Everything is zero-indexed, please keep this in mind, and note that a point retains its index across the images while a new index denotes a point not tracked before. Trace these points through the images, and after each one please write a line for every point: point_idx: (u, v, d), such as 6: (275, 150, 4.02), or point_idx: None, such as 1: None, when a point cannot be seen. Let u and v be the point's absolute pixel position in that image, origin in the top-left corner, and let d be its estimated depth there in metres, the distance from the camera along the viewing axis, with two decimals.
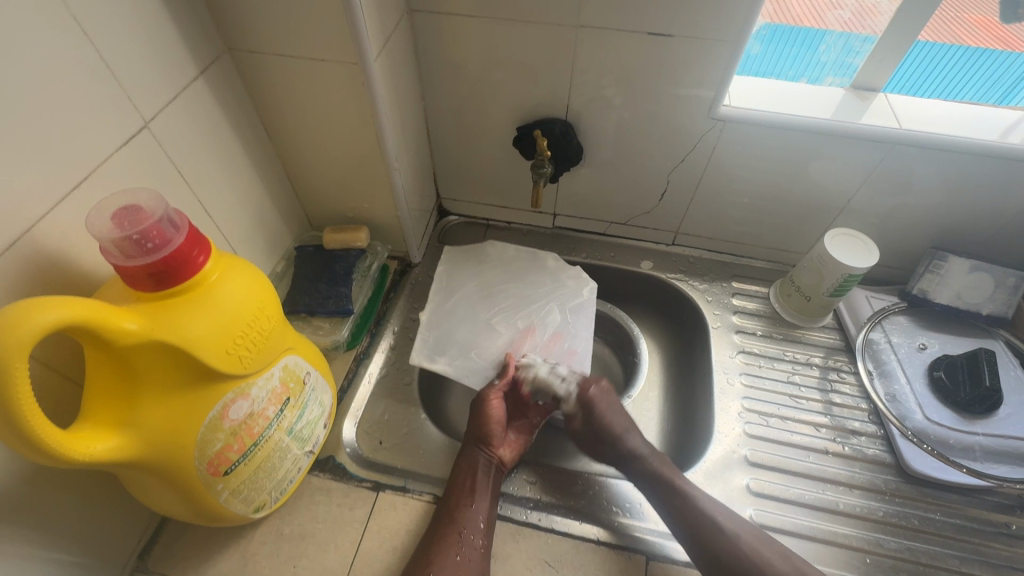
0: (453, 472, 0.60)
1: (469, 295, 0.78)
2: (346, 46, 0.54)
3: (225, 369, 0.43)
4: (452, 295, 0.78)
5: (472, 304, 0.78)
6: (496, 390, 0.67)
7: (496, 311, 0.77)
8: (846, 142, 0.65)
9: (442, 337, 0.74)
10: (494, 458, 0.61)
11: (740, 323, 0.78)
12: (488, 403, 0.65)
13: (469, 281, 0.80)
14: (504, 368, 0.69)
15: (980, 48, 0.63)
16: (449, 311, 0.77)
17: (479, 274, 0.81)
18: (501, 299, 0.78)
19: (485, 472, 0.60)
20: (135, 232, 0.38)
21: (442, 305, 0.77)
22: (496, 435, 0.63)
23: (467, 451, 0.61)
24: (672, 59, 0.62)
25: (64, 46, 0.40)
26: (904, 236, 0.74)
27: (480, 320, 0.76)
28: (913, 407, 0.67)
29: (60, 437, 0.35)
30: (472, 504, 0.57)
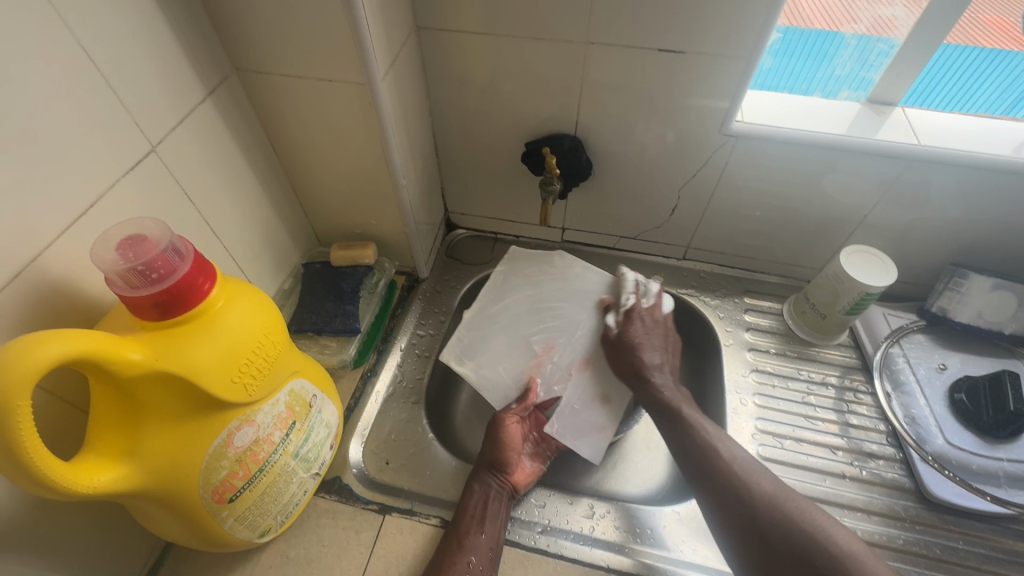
0: (463, 496, 0.59)
1: (517, 305, 0.74)
2: (353, 66, 0.53)
3: (231, 397, 0.42)
4: (501, 299, 0.74)
5: (513, 316, 0.73)
6: (513, 412, 0.65)
7: (537, 328, 0.71)
8: (863, 158, 0.64)
9: (474, 342, 0.71)
10: (505, 483, 0.60)
11: (753, 340, 0.77)
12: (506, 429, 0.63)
13: (522, 290, 0.75)
14: (527, 392, 0.66)
15: (994, 48, 0.61)
16: (492, 316, 0.73)
17: (537, 285, 0.75)
18: (547, 318, 0.72)
19: (496, 497, 0.59)
20: (140, 263, 0.38)
21: (488, 307, 0.74)
22: (513, 462, 0.61)
23: (480, 475, 0.60)
24: (683, 74, 0.61)
25: (72, 74, 0.40)
26: (923, 253, 0.73)
27: (519, 334, 0.71)
28: (934, 431, 0.65)
29: (63, 471, 0.35)
30: (481, 532, 0.55)
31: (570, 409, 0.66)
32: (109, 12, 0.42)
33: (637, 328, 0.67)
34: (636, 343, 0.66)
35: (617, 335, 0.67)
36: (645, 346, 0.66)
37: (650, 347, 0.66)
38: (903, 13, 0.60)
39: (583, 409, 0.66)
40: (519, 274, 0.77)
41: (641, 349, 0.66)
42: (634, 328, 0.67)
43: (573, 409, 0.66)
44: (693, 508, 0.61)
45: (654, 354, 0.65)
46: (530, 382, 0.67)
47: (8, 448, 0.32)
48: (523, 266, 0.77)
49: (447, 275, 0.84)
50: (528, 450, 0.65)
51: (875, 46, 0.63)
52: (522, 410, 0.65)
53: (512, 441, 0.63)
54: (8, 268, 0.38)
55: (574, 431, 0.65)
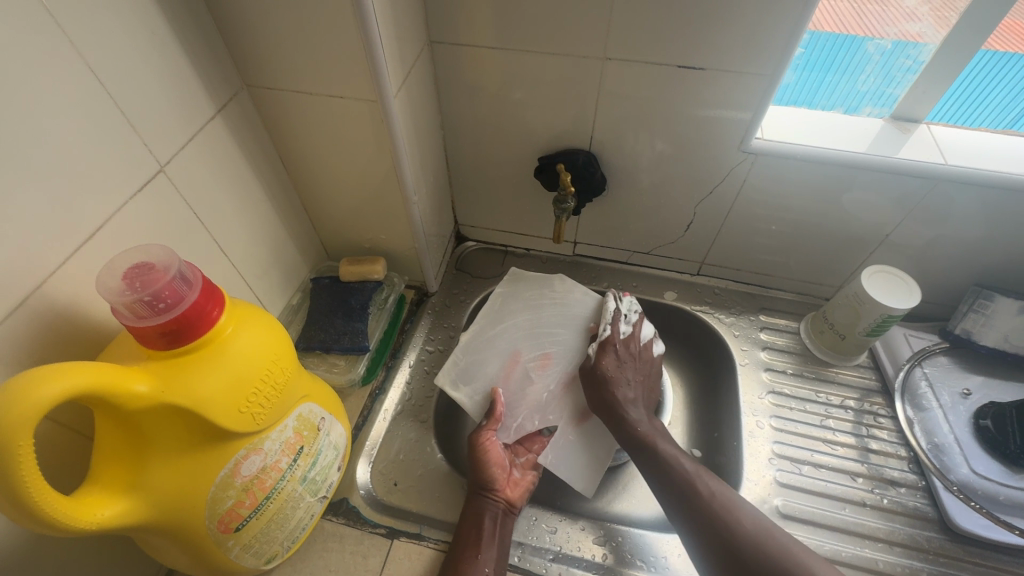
0: (461, 519, 0.57)
1: (517, 328, 0.72)
2: (364, 84, 0.52)
3: (237, 428, 0.41)
4: (498, 324, 0.72)
5: (512, 343, 0.70)
6: (484, 433, 0.63)
7: (538, 350, 0.70)
8: (886, 177, 0.62)
9: (470, 367, 0.69)
10: (500, 502, 0.59)
11: (769, 360, 0.75)
12: (480, 448, 0.62)
13: (521, 313, 0.73)
14: (493, 407, 0.64)
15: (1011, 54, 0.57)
16: (491, 338, 0.71)
17: (537, 308, 0.74)
18: (549, 342, 0.70)
19: (494, 519, 0.57)
20: (147, 293, 0.37)
21: (485, 330, 0.72)
22: (498, 478, 0.60)
23: (472, 497, 0.59)
24: (702, 91, 0.59)
25: (80, 96, 0.39)
26: (947, 273, 0.71)
27: (518, 355, 0.70)
28: (959, 459, 0.63)
29: (66, 508, 0.34)
30: (480, 555, 0.54)
31: (564, 440, 0.65)
32: (119, 32, 0.41)
33: (610, 361, 0.64)
34: (609, 378, 0.63)
35: (592, 365, 0.65)
36: (621, 383, 0.63)
37: (625, 382, 0.63)
38: (930, 29, 0.58)
39: (579, 440, 0.66)
40: (523, 296, 0.75)
41: (614, 385, 0.63)
42: (608, 362, 0.64)
43: (567, 441, 0.65)
44: None
45: (629, 389, 0.63)
46: (494, 394, 0.65)
47: (11, 489, 0.31)
48: (530, 283, 0.76)
49: (457, 288, 0.83)
50: (517, 462, 0.64)
51: (900, 63, 0.60)
52: (494, 425, 0.63)
53: (493, 455, 0.61)
54: (14, 296, 0.37)
55: (569, 461, 0.65)
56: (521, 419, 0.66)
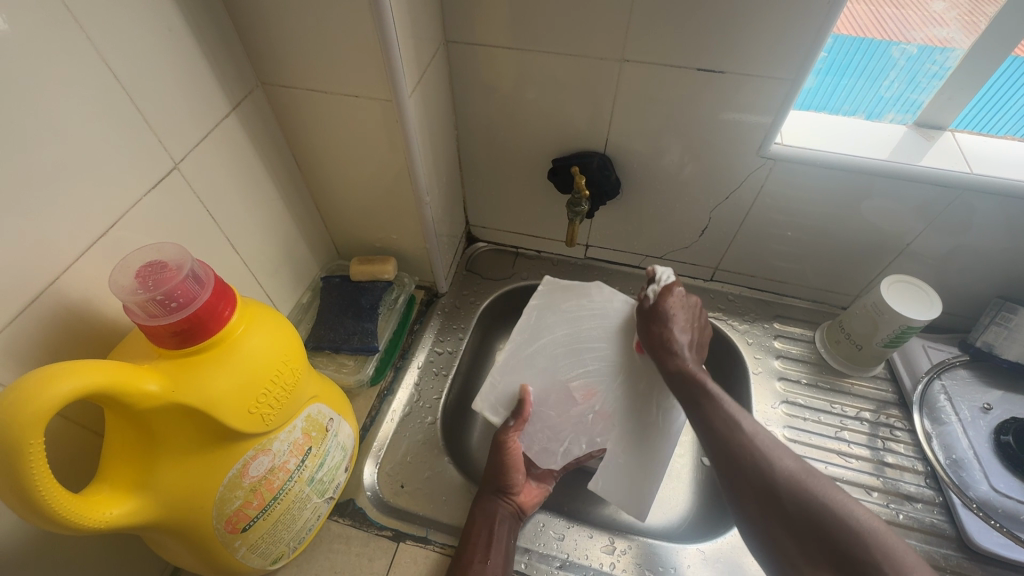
0: (469, 521, 0.57)
1: (556, 346, 0.68)
2: (380, 83, 0.52)
3: (246, 428, 0.41)
4: (536, 340, 0.68)
5: (550, 354, 0.67)
6: (512, 432, 0.61)
7: (579, 372, 0.66)
8: (908, 185, 0.60)
9: (508, 389, 0.65)
10: (511, 504, 0.59)
11: (783, 368, 0.74)
12: (506, 448, 0.61)
13: (559, 328, 0.69)
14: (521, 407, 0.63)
15: None
16: (529, 357, 0.67)
17: (575, 321, 0.70)
18: (590, 362, 0.67)
19: (505, 524, 0.57)
20: (160, 292, 0.36)
21: (523, 346, 0.68)
22: (518, 483, 0.59)
23: (483, 499, 0.58)
24: (720, 95, 0.58)
25: (96, 93, 0.39)
26: (968, 284, 0.69)
27: (558, 378, 0.66)
28: (978, 476, 0.62)
29: (75, 507, 0.33)
30: (488, 560, 0.54)
31: (615, 463, 0.61)
32: (135, 28, 0.41)
33: (676, 305, 0.63)
34: (671, 317, 0.62)
35: (650, 306, 0.64)
36: (678, 323, 0.62)
37: (682, 325, 0.62)
38: (959, 35, 0.56)
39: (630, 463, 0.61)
40: (561, 307, 0.71)
41: (673, 323, 0.62)
42: (670, 301, 0.63)
43: (618, 463, 0.61)
44: (718, 547, 0.58)
45: (687, 334, 0.62)
46: (523, 393, 0.64)
47: (21, 486, 0.30)
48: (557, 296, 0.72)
49: (467, 289, 0.82)
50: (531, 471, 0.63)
51: (926, 68, 0.59)
52: (520, 426, 0.62)
53: (518, 459, 0.60)
54: (25, 293, 0.37)
55: (620, 485, 0.60)
56: (568, 443, 0.63)
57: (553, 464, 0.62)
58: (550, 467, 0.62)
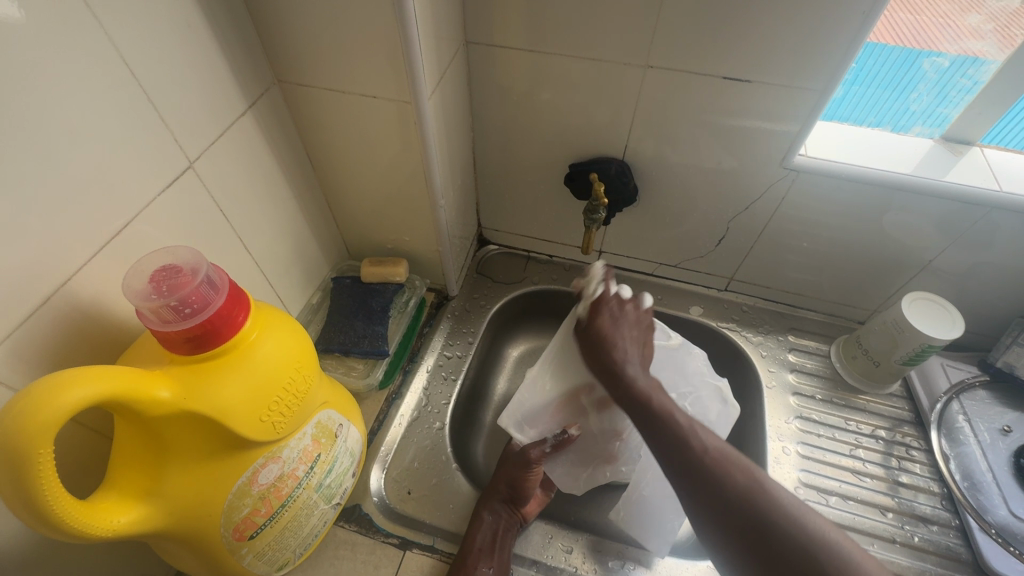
0: (472, 524, 0.56)
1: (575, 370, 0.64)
2: (399, 85, 0.51)
3: (257, 437, 0.40)
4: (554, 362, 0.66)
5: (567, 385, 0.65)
6: (540, 449, 0.62)
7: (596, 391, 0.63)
8: (932, 201, 0.59)
9: (533, 408, 0.66)
10: (516, 514, 0.58)
11: (797, 383, 0.73)
12: (530, 467, 0.60)
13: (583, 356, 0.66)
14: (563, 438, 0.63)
15: None
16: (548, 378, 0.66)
17: None
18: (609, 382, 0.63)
19: (507, 529, 0.57)
20: (174, 298, 0.35)
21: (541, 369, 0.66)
22: (527, 492, 0.59)
23: (491, 504, 0.57)
24: (746, 103, 0.57)
25: (111, 89, 0.38)
26: (989, 302, 0.68)
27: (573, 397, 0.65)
28: (997, 500, 0.60)
29: (83, 516, 0.33)
30: (490, 567, 0.53)
31: (639, 496, 0.61)
32: (151, 21, 0.39)
33: (608, 322, 0.55)
34: (608, 337, 0.54)
35: (584, 326, 0.56)
36: (621, 339, 0.54)
37: (623, 341, 0.54)
38: (994, 48, 0.55)
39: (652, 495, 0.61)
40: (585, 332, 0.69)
41: (611, 345, 0.53)
42: (604, 322, 0.55)
43: (641, 497, 0.61)
44: None
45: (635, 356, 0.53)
46: (567, 435, 0.63)
47: (29, 495, 0.30)
48: None
49: (477, 293, 0.81)
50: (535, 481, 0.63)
51: (957, 81, 0.58)
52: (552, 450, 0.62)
53: (536, 479, 0.60)
54: (36, 295, 0.36)
55: (641, 522, 0.59)
56: (593, 469, 0.65)
57: (574, 487, 0.65)
58: (568, 489, 0.65)
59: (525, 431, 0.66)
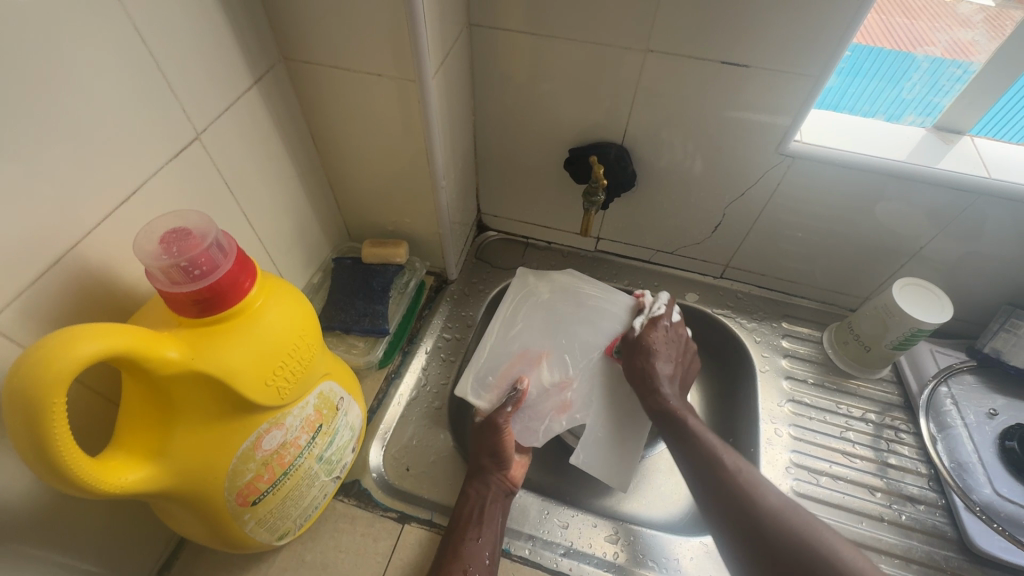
0: (461, 499, 0.57)
1: (533, 328, 0.71)
2: (403, 63, 0.52)
3: (263, 401, 0.41)
4: (512, 326, 0.72)
5: (526, 341, 0.70)
6: (505, 415, 0.62)
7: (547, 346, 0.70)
8: (924, 188, 0.60)
9: (486, 373, 0.67)
10: (503, 481, 0.59)
11: (790, 368, 0.74)
12: (500, 430, 0.61)
13: (535, 315, 0.73)
14: (518, 395, 0.64)
15: None
16: (512, 337, 0.71)
17: (550, 306, 0.74)
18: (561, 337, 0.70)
19: (495, 498, 0.57)
20: (183, 259, 0.36)
21: (505, 332, 0.71)
22: (508, 458, 0.60)
23: (476, 478, 0.58)
24: (744, 88, 0.58)
25: (122, 58, 0.38)
26: (977, 290, 0.69)
27: (524, 355, 0.69)
28: (982, 480, 0.62)
29: (93, 471, 0.33)
30: (479, 539, 0.53)
31: (594, 439, 0.65)
32: None
33: (657, 336, 0.66)
34: (652, 348, 0.64)
35: (635, 337, 0.66)
36: (662, 356, 0.64)
37: (665, 357, 0.64)
38: (984, 37, 0.56)
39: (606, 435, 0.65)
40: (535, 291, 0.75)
41: (655, 356, 0.64)
42: (653, 337, 0.65)
43: (596, 438, 0.65)
44: None
45: (666, 365, 0.64)
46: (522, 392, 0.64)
47: (42, 446, 0.30)
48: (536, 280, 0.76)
49: (476, 277, 0.82)
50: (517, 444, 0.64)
51: (949, 71, 0.59)
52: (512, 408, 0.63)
53: (511, 441, 0.61)
54: (47, 256, 0.37)
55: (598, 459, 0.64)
56: (548, 420, 0.65)
57: (534, 441, 0.64)
58: (531, 443, 0.63)
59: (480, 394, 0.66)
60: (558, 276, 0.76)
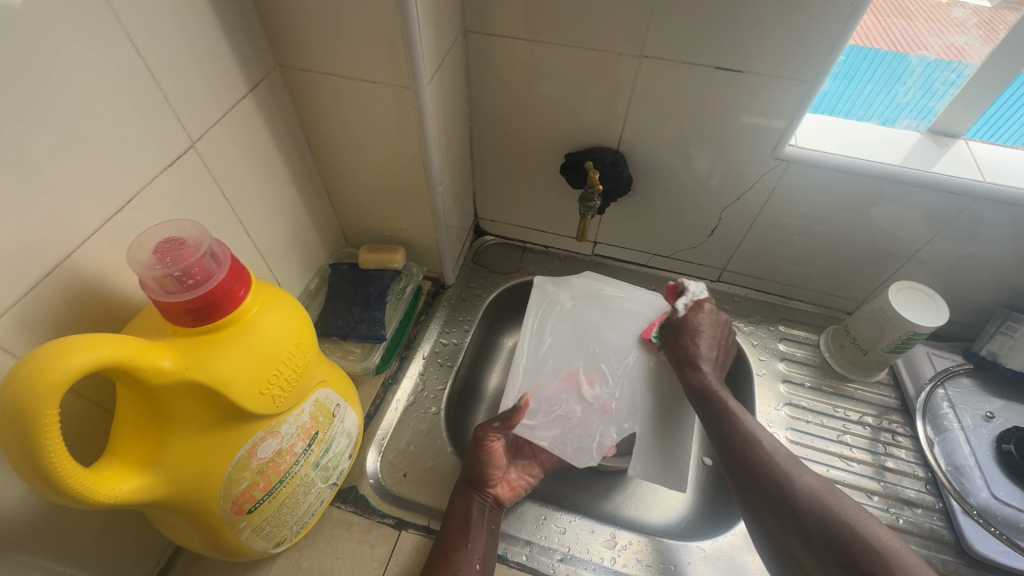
0: (447, 512, 0.57)
1: (564, 342, 0.70)
2: (398, 70, 0.52)
3: (257, 410, 0.41)
4: (542, 342, 0.70)
5: (561, 356, 0.69)
6: (493, 430, 0.60)
7: (580, 358, 0.69)
8: (919, 191, 0.60)
9: (527, 398, 0.66)
10: (486, 496, 0.58)
11: (787, 371, 0.74)
12: (484, 446, 0.59)
13: (562, 327, 0.71)
14: (511, 412, 0.61)
15: None
16: (545, 354, 0.69)
17: (575, 316, 0.72)
18: (598, 349, 0.70)
19: (479, 512, 0.57)
20: (177, 269, 0.36)
21: (536, 350, 0.69)
22: (493, 476, 0.58)
23: (460, 491, 0.58)
24: (739, 93, 0.58)
25: (117, 68, 0.39)
26: (973, 293, 0.69)
27: (562, 372, 0.68)
28: (979, 483, 0.62)
29: (87, 481, 0.33)
30: (464, 551, 0.53)
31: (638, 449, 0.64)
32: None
33: (703, 319, 0.65)
34: (698, 328, 0.65)
35: (680, 319, 0.66)
36: (705, 336, 0.64)
37: (708, 337, 0.64)
38: (977, 41, 0.57)
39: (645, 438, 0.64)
40: (559, 299, 0.74)
41: (699, 336, 0.64)
42: (699, 317, 0.65)
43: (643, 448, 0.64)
44: (719, 545, 0.58)
45: (710, 347, 0.64)
46: (521, 401, 0.61)
47: (35, 457, 0.30)
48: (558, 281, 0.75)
49: (473, 282, 0.82)
50: (515, 463, 0.63)
51: (943, 75, 0.59)
52: (504, 427, 0.60)
53: (495, 458, 0.59)
54: (40, 266, 0.37)
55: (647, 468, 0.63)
56: (599, 436, 0.64)
57: (590, 460, 0.62)
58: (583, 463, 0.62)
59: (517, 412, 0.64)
60: (575, 280, 0.75)
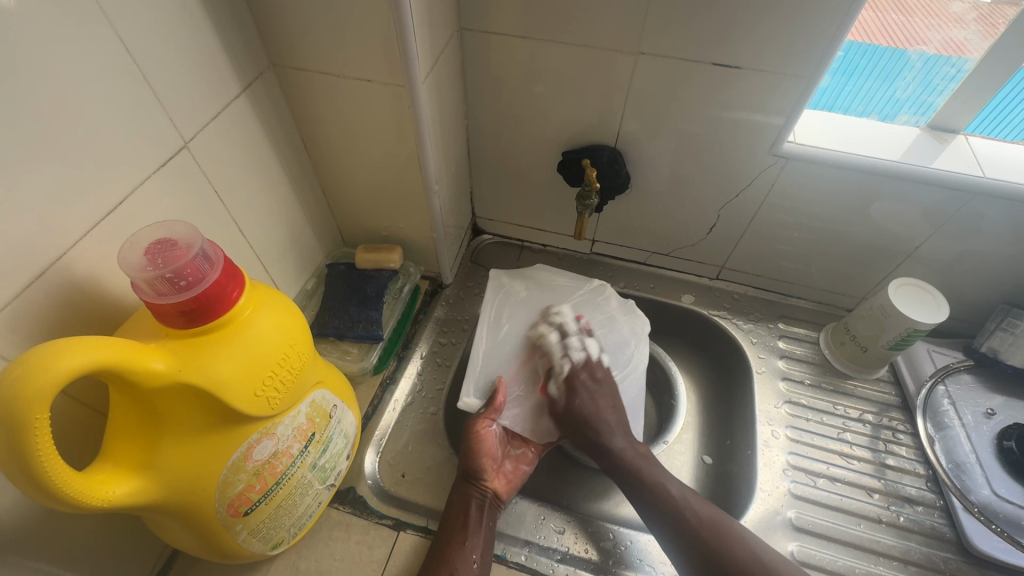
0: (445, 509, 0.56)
1: (523, 323, 0.71)
2: (393, 68, 0.51)
3: (252, 411, 0.41)
4: (501, 327, 0.71)
5: (519, 335, 0.70)
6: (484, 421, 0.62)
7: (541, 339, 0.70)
8: (919, 187, 0.60)
9: (487, 378, 0.67)
10: (485, 491, 0.58)
11: (786, 369, 0.74)
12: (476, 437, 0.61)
13: (518, 313, 0.72)
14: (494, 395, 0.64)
15: None
16: (505, 335, 0.70)
17: (530, 301, 0.73)
18: None
19: (479, 507, 0.56)
20: (169, 270, 0.36)
21: (496, 331, 0.70)
22: (488, 468, 0.59)
23: (458, 487, 0.58)
24: (736, 89, 0.58)
25: (107, 68, 0.38)
26: (973, 289, 0.69)
27: (521, 354, 0.68)
28: (980, 480, 0.62)
29: (79, 485, 0.33)
30: (465, 546, 0.53)
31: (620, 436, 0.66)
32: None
33: (584, 397, 0.64)
34: (590, 415, 0.62)
35: (563, 409, 0.64)
36: (599, 421, 0.62)
37: (602, 418, 0.62)
38: (977, 34, 0.56)
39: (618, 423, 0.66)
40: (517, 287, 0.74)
41: (595, 424, 0.62)
42: (582, 402, 0.63)
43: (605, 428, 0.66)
44: None
45: (608, 418, 0.62)
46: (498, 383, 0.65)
47: (26, 462, 0.30)
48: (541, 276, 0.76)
49: (471, 281, 0.82)
50: (510, 454, 0.63)
51: (942, 70, 0.59)
52: (492, 414, 0.63)
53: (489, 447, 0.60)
54: (31, 268, 0.36)
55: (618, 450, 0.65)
56: None
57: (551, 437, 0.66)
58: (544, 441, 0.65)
59: (480, 393, 0.66)
60: (531, 273, 0.76)
